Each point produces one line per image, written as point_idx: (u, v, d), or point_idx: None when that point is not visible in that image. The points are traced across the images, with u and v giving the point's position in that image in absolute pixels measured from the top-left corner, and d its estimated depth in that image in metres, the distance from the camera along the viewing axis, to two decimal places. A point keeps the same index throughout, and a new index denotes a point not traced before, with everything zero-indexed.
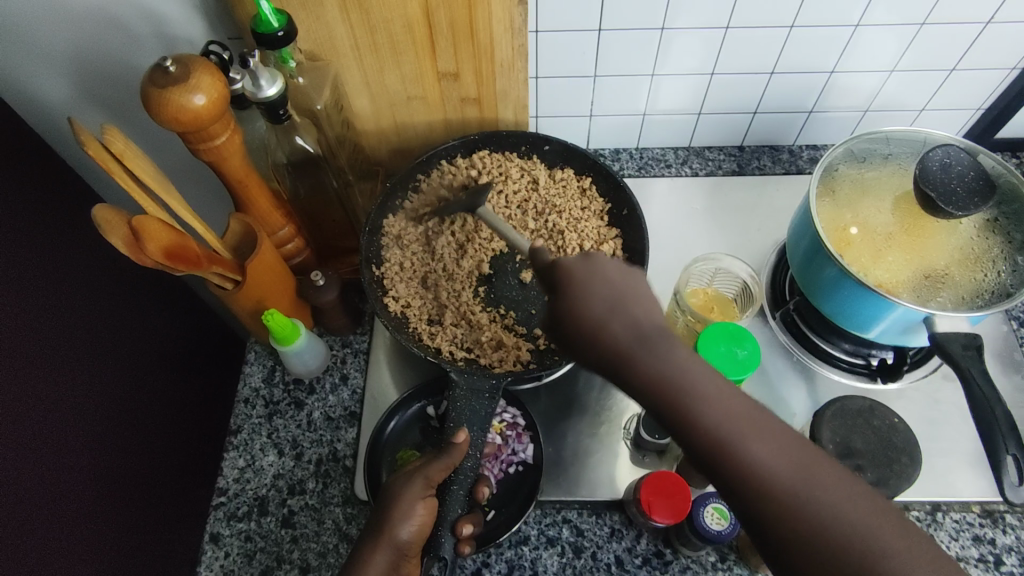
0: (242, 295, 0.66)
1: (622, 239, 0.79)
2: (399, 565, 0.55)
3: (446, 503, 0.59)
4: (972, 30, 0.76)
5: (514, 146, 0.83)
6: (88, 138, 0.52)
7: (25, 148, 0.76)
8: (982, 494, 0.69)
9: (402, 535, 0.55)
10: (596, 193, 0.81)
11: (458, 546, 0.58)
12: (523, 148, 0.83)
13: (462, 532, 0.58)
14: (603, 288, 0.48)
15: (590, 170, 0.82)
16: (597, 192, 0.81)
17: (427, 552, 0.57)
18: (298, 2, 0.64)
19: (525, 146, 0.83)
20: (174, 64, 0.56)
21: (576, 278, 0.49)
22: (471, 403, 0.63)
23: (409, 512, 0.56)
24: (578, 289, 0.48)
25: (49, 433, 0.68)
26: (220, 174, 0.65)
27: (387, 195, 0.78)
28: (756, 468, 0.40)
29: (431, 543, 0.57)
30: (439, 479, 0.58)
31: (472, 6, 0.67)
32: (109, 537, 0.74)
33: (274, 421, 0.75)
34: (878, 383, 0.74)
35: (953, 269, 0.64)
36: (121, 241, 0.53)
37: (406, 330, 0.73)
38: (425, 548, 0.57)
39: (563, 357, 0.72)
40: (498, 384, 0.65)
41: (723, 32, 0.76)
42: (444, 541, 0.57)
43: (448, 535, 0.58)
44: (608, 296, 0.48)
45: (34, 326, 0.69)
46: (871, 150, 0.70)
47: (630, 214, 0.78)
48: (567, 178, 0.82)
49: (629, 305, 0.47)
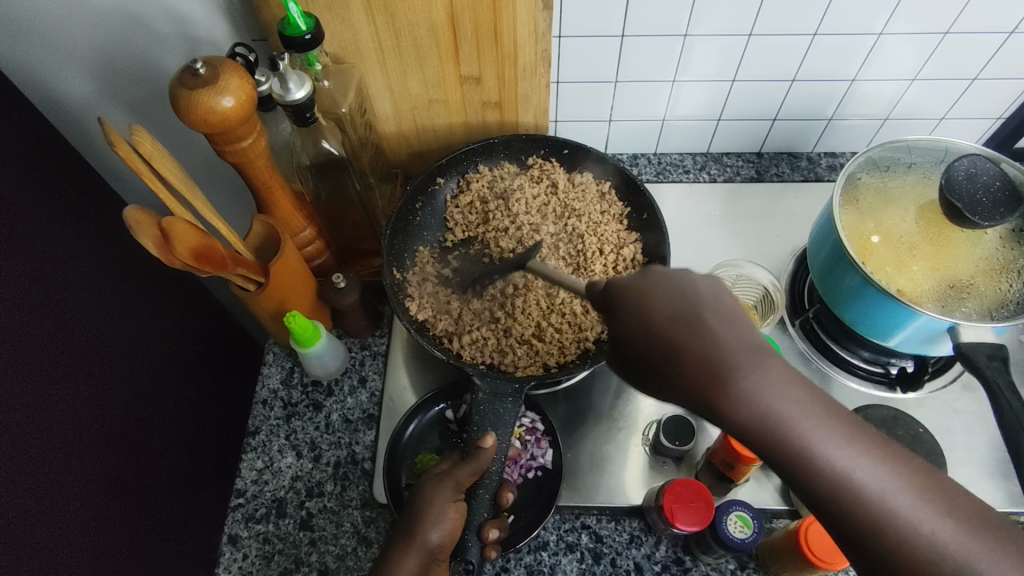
0: (265, 296, 0.66)
1: (642, 246, 0.79)
2: (430, 567, 0.55)
3: (472, 506, 0.60)
4: (995, 40, 0.76)
5: (535, 150, 0.83)
6: (119, 139, 0.52)
7: (47, 146, 0.77)
8: (1002, 505, 0.68)
9: (433, 540, 0.55)
10: (614, 197, 0.82)
11: (484, 550, 0.59)
12: (543, 151, 0.83)
13: (489, 536, 0.59)
14: (673, 300, 0.41)
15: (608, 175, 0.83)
16: (616, 197, 0.82)
17: (454, 557, 0.58)
18: (325, 5, 0.65)
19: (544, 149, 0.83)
20: (204, 66, 0.56)
21: (634, 288, 0.43)
22: (494, 406, 0.63)
23: (441, 517, 0.56)
24: (641, 302, 0.42)
25: (69, 429, 0.68)
26: (245, 176, 0.65)
27: (408, 198, 0.78)
28: (824, 469, 0.36)
29: (458, 547, 0.58)
30: (468, 483, 0.58)
31: (497, 10, 0.67)
32: (125, 536, 0.73)
33: (292, 422, 0.75)
34: (897, 392, 0.74)
35: (979, 278, 0.64)
36: (152, 242, 0.53)
37: (426, 333, 0.73)
38: (453, 553, 0.58)
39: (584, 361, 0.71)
40: (522, 388, 0.64)
41: (746, 39, 0.76)
42: (471, 545, 0.58)
43: (474, 539, 0.59)
44: (680, 310, 0.40)
45: (54, 323, 0.69)
46: (893, 159, 0.70)
47: (648, 219, 0.79)
48: (586, 182, 0.83)
49: (704, 321, 0.39)
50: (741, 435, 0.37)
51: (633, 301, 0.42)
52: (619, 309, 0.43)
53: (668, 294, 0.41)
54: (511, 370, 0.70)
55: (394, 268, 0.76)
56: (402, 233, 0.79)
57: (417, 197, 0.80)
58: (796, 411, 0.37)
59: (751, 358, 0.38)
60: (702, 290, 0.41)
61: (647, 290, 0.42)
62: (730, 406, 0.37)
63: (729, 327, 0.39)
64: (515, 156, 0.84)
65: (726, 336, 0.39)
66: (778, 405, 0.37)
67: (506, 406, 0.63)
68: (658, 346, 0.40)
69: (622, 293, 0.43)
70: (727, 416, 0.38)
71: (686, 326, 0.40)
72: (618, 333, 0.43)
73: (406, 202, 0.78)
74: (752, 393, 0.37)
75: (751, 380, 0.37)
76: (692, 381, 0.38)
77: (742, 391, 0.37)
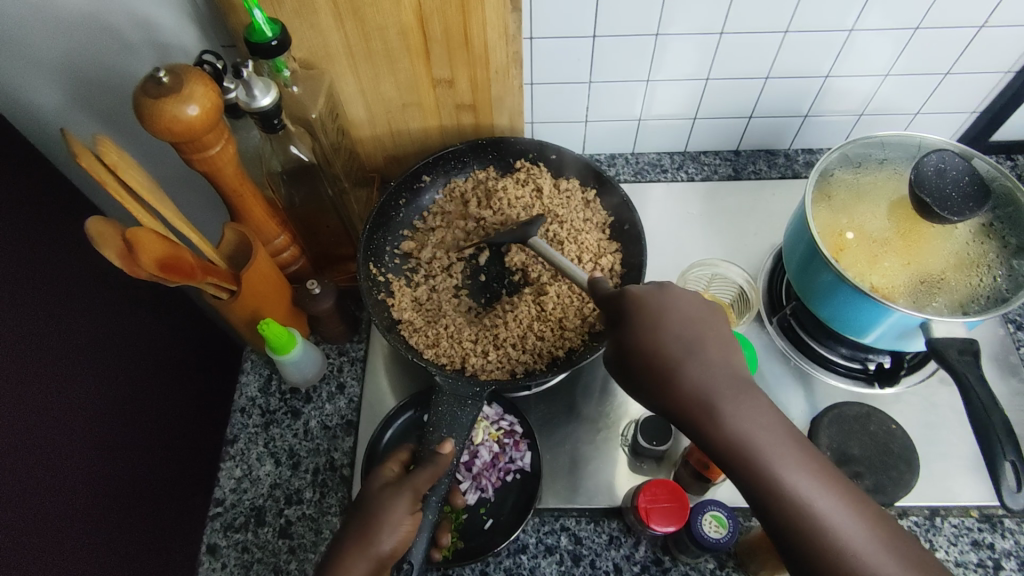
0: (237, 304, 0.66)
1: (623, 251, 0.78)
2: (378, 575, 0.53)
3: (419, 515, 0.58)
4: (965, 34, 0.76)
5: (519, 153, 0.83)
6: (81, 149, 0.52)
7: (19, 157, 0.76)
8: (980, 499, 0.69)
9: (384, 548, 0.53)
10: (599, 206, 0.81)
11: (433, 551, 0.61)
12: (530, 155, 0.83)
13: (442, 540, 0.61)
14: (678, 323, 0.49)
15: (593, 183, 0.82)
16: (600, 205, 0.81)
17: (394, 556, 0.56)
18: (292, 10, 0.65)
19: (531, 154, 0.83)
20: (168, 75, 0.56)
21: (646, 307, 0.50)
22: (453, 409, 0.63)
23: (396, 525, 0.54)
24: (650, 318, 0.49)
25: (44, 442, 0.68)
26: (215, 184, 0.65)
27: (388, 197, 0.78)
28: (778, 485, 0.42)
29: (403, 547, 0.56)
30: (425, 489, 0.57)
31: (466, 12, 0.67)
32: (104, 547, 0.73)
33: (269, 431, 0.75)
34: (874, 388, 0.74)
35: (950, 273, 0.64)
36: (115, 253, 0.53)
37: (396, 332, 0.72)
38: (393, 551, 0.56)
39: (557, 369, 0.70)
40: (481, 392, 0.65)
41: (718, 38, 0.76)
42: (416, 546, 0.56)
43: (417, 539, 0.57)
44: (683, 337, 0.48)
45: (29, 335, 0.69)
46: (865, 155, 0.70)
47: (629, 229, 0.78)
48: (572, 188, 0.82)
49: (703, 350, 0.47)
50: (714, 448, 0.44)
51: (649, 320, 0.49)
52: (628, 323, 0.50)
53: (674, 319, 0.49)
54: (483, 376, 0.70)
55: (370, 263, 0.76)
56: (382, 228, 0.79)
57: (398, 195, 0.80)
58: (764, 437, 0.43)
59: (733, 388, 0.45)
60: (706, 334, 0.48)
61: (662, 314, 0.49)
62: (715, 425, 0.44)
63: (724, 364, 0.47)
64: (494, 165, 0.84)
65: (716, 363, 0.47)
66: (749, 429, 0.44)
67: (464, 408, 0.63)
68: (652, 359, 0.48)
69: (637, 307, 0.50)
70: (708, 434, 0.44)
71: (679, 345, 0.48)
72: (628, 346, 0.49)
73: (385, 200, 0.78)
74: (732, 419, 0.44)
75: (717, 389, 0.45)
76: (680, 395, 0.46)
77: (727, 414, 0.44)
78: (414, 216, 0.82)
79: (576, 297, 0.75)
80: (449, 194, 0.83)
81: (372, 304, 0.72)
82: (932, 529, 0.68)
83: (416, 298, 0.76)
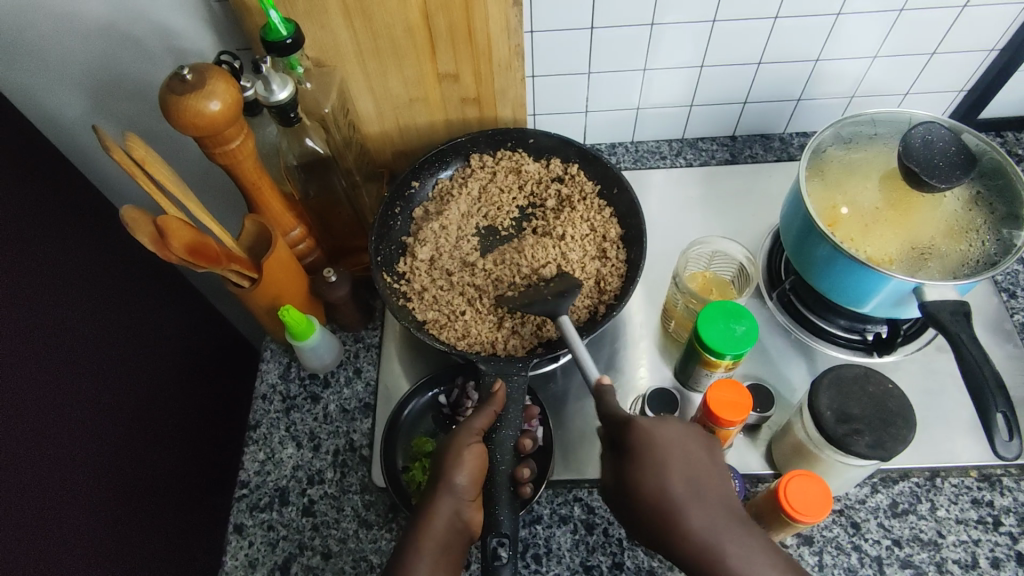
0: (259, 292, 0.69)
1: (617, 217, 0.81)
2: (462, 510, 0.57)
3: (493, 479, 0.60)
4: (949, 15, 0.79)
5: (499, 143, 0.86)
6: (113, 145, 0.55)
7: (39, 159, 0.80)
8: (979, 459, 0.71)
9: (456, 483, 0.57)
10: (583, 178, 0.84)
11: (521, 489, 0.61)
12: (509, 144, 0.86)
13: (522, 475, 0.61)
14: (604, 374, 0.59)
15: (578, 158, 0.85)
16: (584, 176, 0.84)
17: (487, 531, 0.58)
18: (303, 11, 0.68)
19: (510, 143, 0.86)
20: (191, 73, 0.59)
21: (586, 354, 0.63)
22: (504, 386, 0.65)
23: (459, 460, 0.58)
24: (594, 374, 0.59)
25: (64, 430, 0.71)
26: (235, 178, 0.68)
27: (385, 207, 0.80)
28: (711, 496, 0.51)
29: (491, 522, 0.58)
30: (483, 427, 0.61)
31: (469, 9, 0.70)
32: (119, 527, 0.76)
33: (291, 415, 0.78)
34: (875, 357, 0.76)
35: (940, 240, 0.66)
36: (147, 238, 0.56)
37: (423, 329, 0.74)
38: (486, 526, 0.58)
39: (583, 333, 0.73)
40: (525, 364, 0.68)
41: (710, 26, 0.79)
42: (503, 518, 0.58)
43: (507, 513, 0.59)
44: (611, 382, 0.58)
45: (46, 329, 0.72)
46: (857, 132, 0.73)
47: (619, 192, 0.81)
48: (554, 168, 0.85)
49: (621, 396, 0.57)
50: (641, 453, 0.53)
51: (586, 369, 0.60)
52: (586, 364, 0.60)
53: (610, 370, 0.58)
54: (518, 353, 0.73)
55: (383, 271, 0.77)
56: (384, 239, 0.80)
57: (393, 206, 0.82)
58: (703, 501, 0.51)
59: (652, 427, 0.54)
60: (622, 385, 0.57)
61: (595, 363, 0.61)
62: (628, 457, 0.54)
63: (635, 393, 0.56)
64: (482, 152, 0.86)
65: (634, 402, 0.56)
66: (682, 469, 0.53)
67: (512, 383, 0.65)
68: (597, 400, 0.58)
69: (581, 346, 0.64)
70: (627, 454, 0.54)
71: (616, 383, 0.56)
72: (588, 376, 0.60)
73: (383, 211, 0.79)
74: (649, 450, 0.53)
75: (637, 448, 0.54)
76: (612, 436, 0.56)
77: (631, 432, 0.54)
78: (411, 225, 0.83)
79: (594, 285, 0.77)
80: (439, 196, 0.84)
81: (395, 309, 0.73)
82: (932, 489, 0.70)
83: (435, 299, 0.77)
